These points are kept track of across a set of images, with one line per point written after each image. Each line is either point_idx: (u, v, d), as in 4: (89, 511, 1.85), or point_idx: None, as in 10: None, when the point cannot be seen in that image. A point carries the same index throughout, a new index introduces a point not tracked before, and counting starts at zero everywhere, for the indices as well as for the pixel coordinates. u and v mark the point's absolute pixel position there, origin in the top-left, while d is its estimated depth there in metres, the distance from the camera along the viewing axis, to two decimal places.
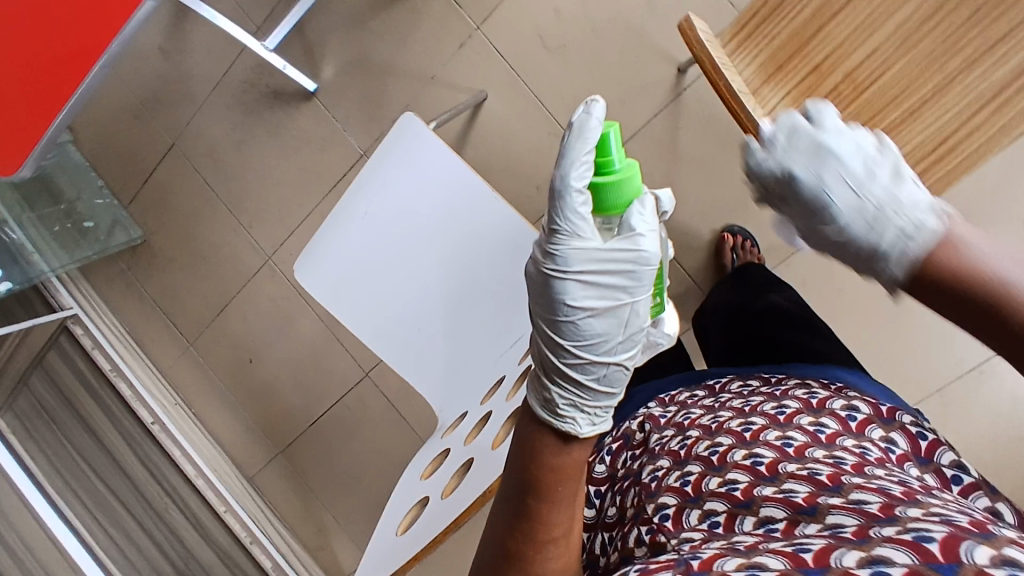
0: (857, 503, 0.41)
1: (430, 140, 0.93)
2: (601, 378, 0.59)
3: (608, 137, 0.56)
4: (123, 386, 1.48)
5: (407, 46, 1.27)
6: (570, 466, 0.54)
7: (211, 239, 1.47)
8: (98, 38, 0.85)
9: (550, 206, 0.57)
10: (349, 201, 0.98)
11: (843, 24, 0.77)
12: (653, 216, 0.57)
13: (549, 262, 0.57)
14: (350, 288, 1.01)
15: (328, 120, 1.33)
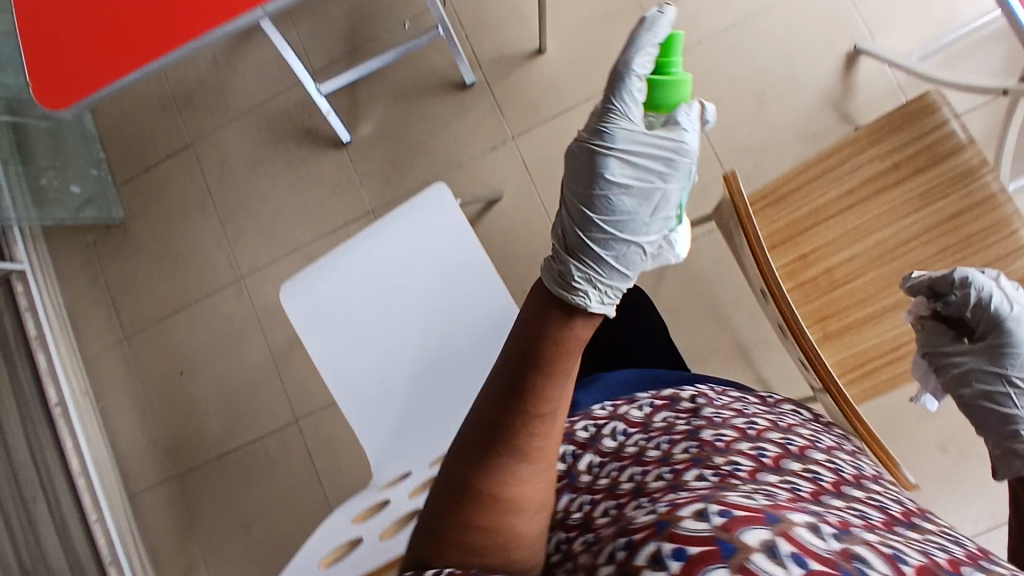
0: (951, 534, 0.45)
1: (450, 210, 1.00)
2: (618, 258, 0.60)
3: (676, 40, 0.59)
4: (42, 356, 1.40)
5: (444, 131, 1.38)
6: (571, 341, 0.54)
7: (191, 240, 1.47)
8: (198, 26, 0.88)
9: (608, 84, 0.58)
10: (358, 239, 1.03)
11: (832, 228, 0.89)
12: (696, 122, 0.61)
13: (596, 138, 0.58)
14: (326, 320, 1.03)
15: (349, 170, 1.40)
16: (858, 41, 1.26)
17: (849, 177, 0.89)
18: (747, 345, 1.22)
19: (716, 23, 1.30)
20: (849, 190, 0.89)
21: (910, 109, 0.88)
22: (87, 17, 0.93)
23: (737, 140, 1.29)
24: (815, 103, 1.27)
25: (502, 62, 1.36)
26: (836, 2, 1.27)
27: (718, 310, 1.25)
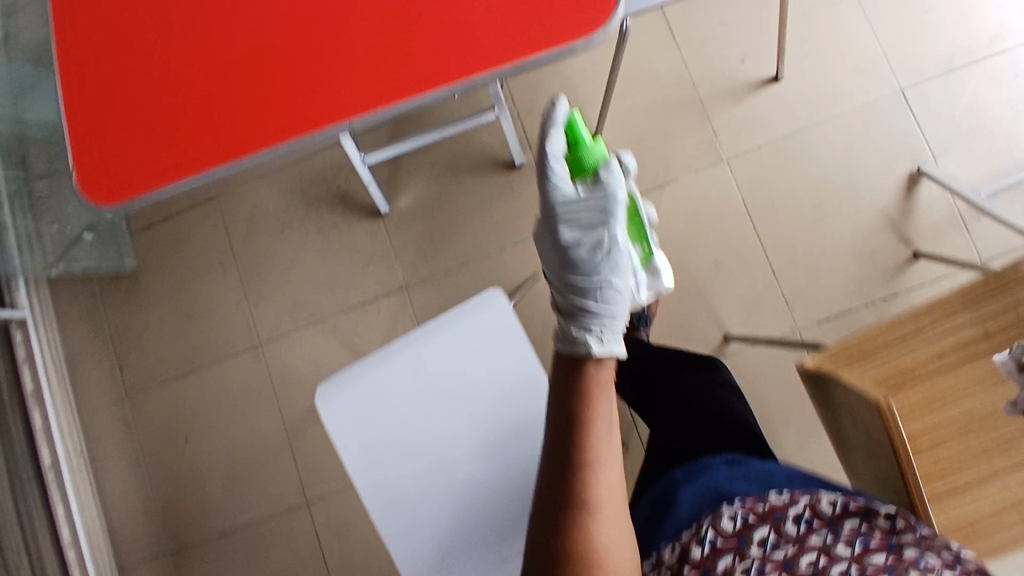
0: None
1: (507, 316, 0.93)
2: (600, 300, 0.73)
3: (573, 120, 0.76)
4: (37, 414, 1.31)
5: (488, 211, 1.32)
6: (588, 383, 0.65)
7: (207, 299, 1.38)
8: (281, 126, 0.76)
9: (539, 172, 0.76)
10: (404, 340, 0.95)
11: (918, 393, 0.87)
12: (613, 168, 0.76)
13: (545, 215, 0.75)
14: (363, 427, 0.93)
15: (384, 242, 1.34)
16: (923, 161, 1.23)
17: (935, 342, 0.87)
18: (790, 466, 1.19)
19: (778, 127, 1.26)
20: (941, 354, 0.87)
21: (1002, 278, 0.86)
22: (140, 91, 0.78)
23: (794, 250, 1.24)
24: (874, 220, 1.23)
25: None
26: (903, 118, 1.24)
27: (761, 426, 1.21)
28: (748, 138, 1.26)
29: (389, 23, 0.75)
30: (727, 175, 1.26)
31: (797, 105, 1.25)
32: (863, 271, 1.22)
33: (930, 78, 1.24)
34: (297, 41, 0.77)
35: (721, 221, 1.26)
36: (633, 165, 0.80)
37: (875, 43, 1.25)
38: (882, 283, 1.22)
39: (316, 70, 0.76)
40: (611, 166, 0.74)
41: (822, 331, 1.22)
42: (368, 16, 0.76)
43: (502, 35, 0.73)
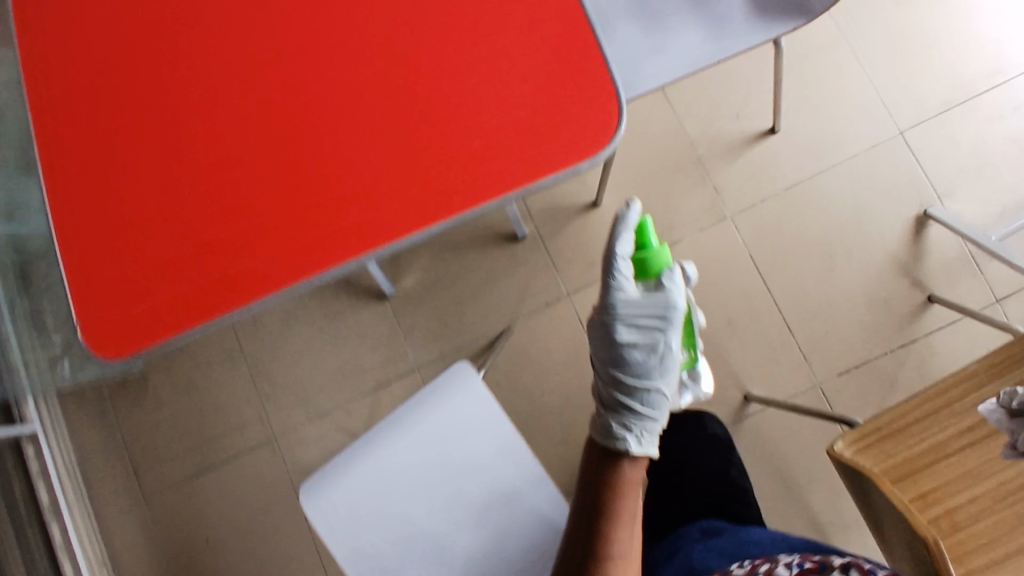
0: None
1: (478, 391, 0.87)
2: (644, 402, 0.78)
3: (646, 225, 0.78)
4: (57, 527, 1.21)
5: (494, 285, 1.31)
6: (615, 479, 0.73)
7: (218, 395, 1.36)
8: (298, 263, 0.72)
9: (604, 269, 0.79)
10: (376, 432, 0.87)
11: (951, 466, 0.86)
12: (678, 281, 0.78)
13: (605, 313, 0.78)
14: (351, 539, 0.84)
15: (392, 324, 1.33)
16: (929, 203, 1.21)
17: (955, 420, 0.86)
18: (823, 524, 1.17)
19: (781, 180, 1.24)
20: (971, 425, 0.86)
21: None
22: (139, 230, 0.73)
23: (807, 304, 1.22)
24: (885, 266, 1.21)
25: (555, 215, 1.30)
26: (906, 160, 1.22)
27: (791, 486, 1.19)
28: (751, 194, 1.25)
29: (390, 149, 0.73)
30: (733, 231, 1.25)
31: (797, 157, 1.24)
32: (879, 319, 1.21)
33: (930, 119, 1.23)
34: (297, 173, 0.73)
35: (732, 278, 1.24)
36: (697, 274, 0.82)
37: (871, 88, 1.24)
38: (898, 330, 1.20)
39: (321, 203, 0.72)
40: (675, 277, 0.76)
41: (842, 384, 1.20)
42: (369, 142, 0.73)
43: (508, 157, 0.71)
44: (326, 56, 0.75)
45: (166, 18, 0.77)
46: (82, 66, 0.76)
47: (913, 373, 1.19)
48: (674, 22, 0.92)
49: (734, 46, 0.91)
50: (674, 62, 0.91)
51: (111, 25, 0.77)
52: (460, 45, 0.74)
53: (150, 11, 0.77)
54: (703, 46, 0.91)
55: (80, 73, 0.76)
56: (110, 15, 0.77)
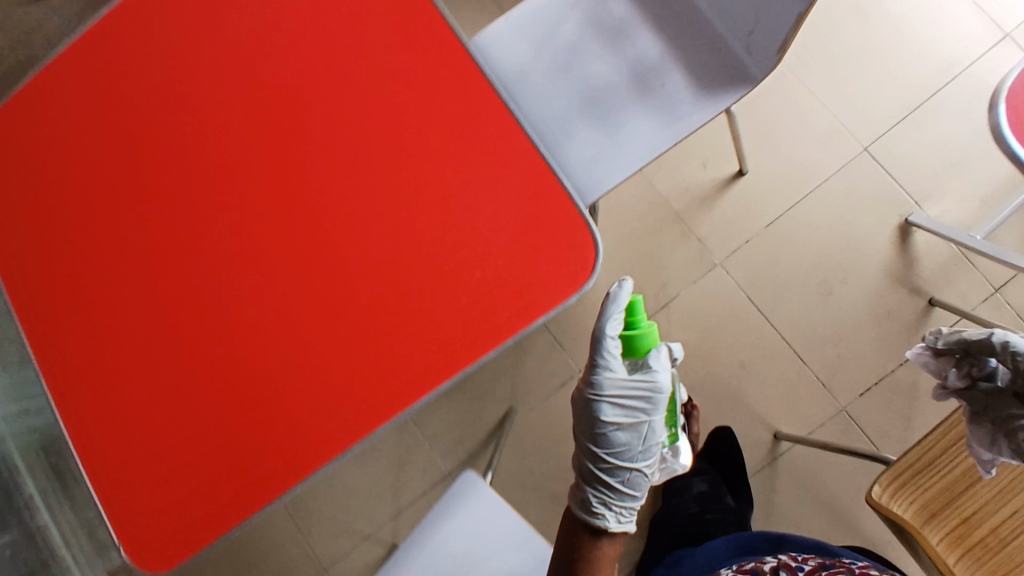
0: None
1: (489, 497, 0.94)
2: (625, 480, 0.80)
3: (638, 305, 0.77)
4: None
5: (506, 376, 1.33)
6: (598, 554, 0.77)
7: (261, 539, 1.34)
8: (314, 452, 0.77)
9: (592, 348, 0.79)
10: (400, 560, 0.93)
11: (989, 488, 0.87)
12: (665, 362, 0.79)
13: (590, 390, 0.79)
14: None
15: (415, 434, 1.34)
16: (908, 211, 1.23)
17: (968, 453, 0.88)
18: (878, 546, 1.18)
19: (759, 219, 1.27)
20: None
21: None
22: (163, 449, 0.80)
23: (814, 332, 1.23)
24: (880, 281, 1.22)
25: None
26: (877, 174, 1.25)
27: (839, 514, 1.19)
28: (735, 237, 1.27)
29: (384, 322, 0.78)
30: (726, 277, 1.27)
31: (769, 194, 1.27)
32: (887, 333, 1.21)
33: (890, 129, 1.26)
34: (303, 363, 0.79)
35: (735, 323, 1.25)
36: (683, 354, 0.83)
37: (827, 112, 1.27)
38: (909, 340, 1.21)
39: (330, 386, 0.78)
40: (660, 363, 0.78)
41: (867, 404, 1.21)
42: (354, 323, 0.79)
43: (494, 308, 0.77)
44: (308, 246, 0.81)
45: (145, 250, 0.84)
46: (93, 299, 0.84)
47: (934, 379, 1.19)
48: (625, 116, 0.95)
49: (690, 122, 0.93)
50: (637, 151, 0.93)
51: (110, 254, 0.85)
52: (428, 209, 0.80)
53: (142, 235, 0.84)
54: (658, 133, 0.94)
55: (83, 315, 0.84)
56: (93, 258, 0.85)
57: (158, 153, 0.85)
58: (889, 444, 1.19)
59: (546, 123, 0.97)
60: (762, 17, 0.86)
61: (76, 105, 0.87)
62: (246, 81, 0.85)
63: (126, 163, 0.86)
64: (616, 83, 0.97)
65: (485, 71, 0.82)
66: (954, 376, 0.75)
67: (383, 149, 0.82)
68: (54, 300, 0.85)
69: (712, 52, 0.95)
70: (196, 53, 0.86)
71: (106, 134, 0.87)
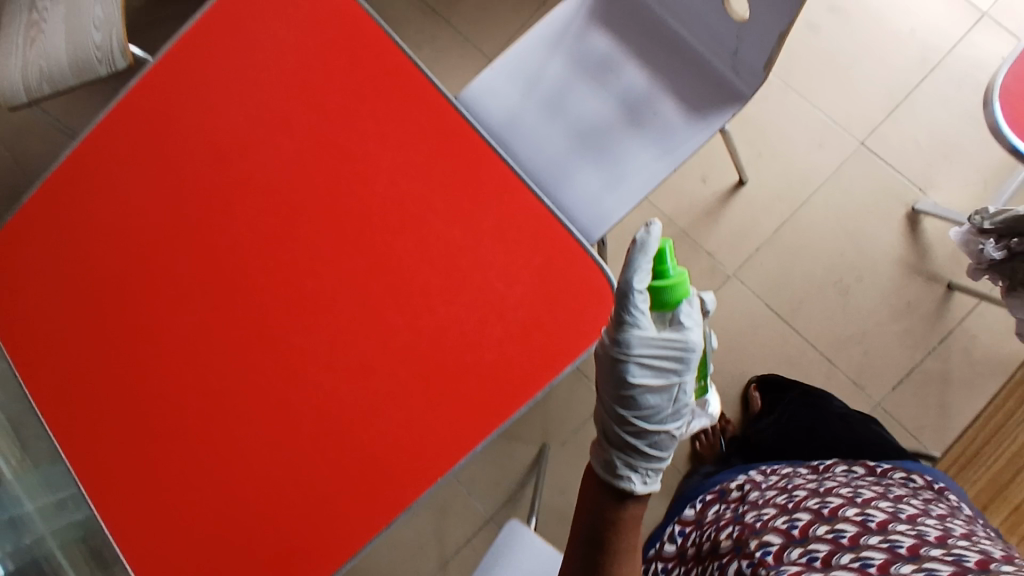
0: (865, 516, 0.59)
1: (537, 546, 0.93)
2: (653, 444, 0.71)
3: (667, 252, 0.69)
4: None
5: (536, 413, 1.33)
6: (628, 518, 0.65)
7: None
8: (357, 528, 0.78)
9: (618, 303, 0.68)
10: None
11: None
12: (697, 316, 0.71)
13: (617, 348, 0.69)
14: None
15: (452, 482, 1.33)
16: (914, 200, 1.23)
17: None
18: None
19: (766, 226, 1.27)
20: None
21: None
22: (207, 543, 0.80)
23: (837, 332, 1.23)
24: (895, 274, 1.22)
25: None
26: (877, 167, 1.25)
27: None
28: (744, 247, 1.28)
29: (412, 386, 0.78)
30: (741, 288, 1.27)
31: (772, 200, 1.28)
32: (910, 324, 1.21)
33: (882, 122, 1.26)
34: (337, 437, 0.79)
35: (756, 332, 1.25)
36: (713, 301, 0.75)
37: (818, 113, 1.28)
38: (936, 330, 1.20)
39: (367, 456, 0.78)
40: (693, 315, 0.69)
41: (901, 397, 1.19)
42: (382, 393, 0.79)
43: (520, 360, 0.77)
44: (326, 320, 0.81)
45: (167, 346, 0.85)
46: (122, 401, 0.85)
47: (965, 365, 1.18)
48: (623, 150, 0.98)
49: (685, 150, 0.95)
50: (638, 185, 0.96)
51: (132, 351, 0.86)
52: (442, 268, 0.80)
53: (160, 329, 0.85)
54: (658, 163, 0.96)
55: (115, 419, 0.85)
56: (117, 362, 0.86)
57: (166, 246, 0.86)
58: (929, 435, 1.18)
59: (547, 166, 1.00)
60: (743, 37, 0.87)
61: (84, 210, 0.90)
62: (246, 166, 0.86)
63: (136, 260, 0.87)
64: (610, 119, 0.98)
65: (481, 131, 0.83)
66: (994, 249, 0.86)
67: (388, 214, 0.82)
68: (84, 405, 0.86)
69: (698, 75, 0.97)
70: (193, 144, 0.87)
71: (116, 234, 0.89)
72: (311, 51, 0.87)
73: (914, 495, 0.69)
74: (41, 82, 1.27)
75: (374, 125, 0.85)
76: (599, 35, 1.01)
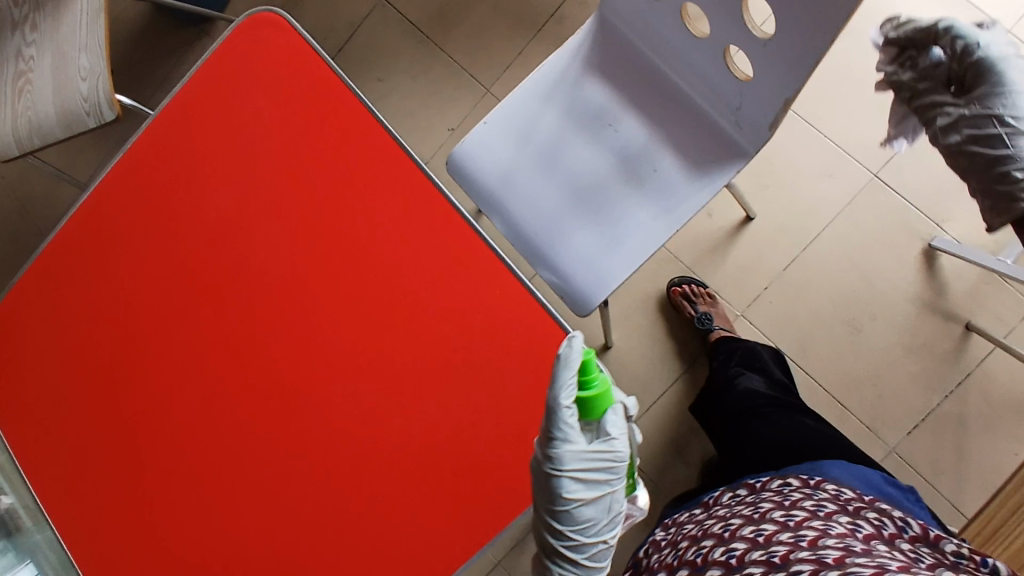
0: (729, 554, 0.63)
1: None
2: (591, 554, 0.76)
3: (591, 363, 0.70)
4: None
5: None
6: None
7: None
8: None
9: (547, 417, 0.71)
10: None
11: None
12: (622, 422, 0.74)
13: (550, 466, 0.71)
14: None
15: None
16: (930, 235, 1.18)
17: None
18: None
19: (775, 263, 1.23)
20: None
21: None
22: None
23: (849, 374, 1.19)
24: (910, 312, 1.18)
25: None
26: (892, 201, 1.19)
27: None
28: (752, 286, 1.25)
29: (413, 477, 0.78)
30: (751, 327, 1.24)
31: (780, 236, 1.23)
32: (926, 364, 1.16)
33: (895, 154, 1.20)
34: (333, 531, 0.78)
35: None
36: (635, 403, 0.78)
37: (828, 143, 1.23)
38: (952, 369, 1.15)
39: (364, 551, 0.78)
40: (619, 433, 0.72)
41: (915, 442, 1.16)
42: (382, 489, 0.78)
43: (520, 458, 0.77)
44: (323, 410, 0.80)
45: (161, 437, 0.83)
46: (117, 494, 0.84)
47: (982, 408, 1.14)
48: (620, 210, 0.94)
49: (686, 211, 0.92)
50: (637, 248, 0.92)
51: (121, 445, 0.84)
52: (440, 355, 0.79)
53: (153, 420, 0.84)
54: (658, 222, 0.92)
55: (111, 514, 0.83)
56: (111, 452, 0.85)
57: (156, 333, 0.85)
58: (945, 480, 1.14)
59: (540, 224, 0.96)
60: (747, 94, 0.83)
61: (67, 294, 0.88)
62: (233, 248, 0.84)
63: (124, 346, 0.86)
64: (605, 175, 0.95)
65: (463, 212, 0.80)
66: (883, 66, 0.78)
67: (379, 299, 0.80)
68: (70, 496, 0.85)
69: (699, 128, 0.92)
70: (179, 226, 0.86)
71: (101, 322, 0.87)
72: (297, 125, 0.84)
73: (782, 494, 0.71)
74: (32, 135, 1.24)
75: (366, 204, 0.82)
76: (595, 86, 0.97)
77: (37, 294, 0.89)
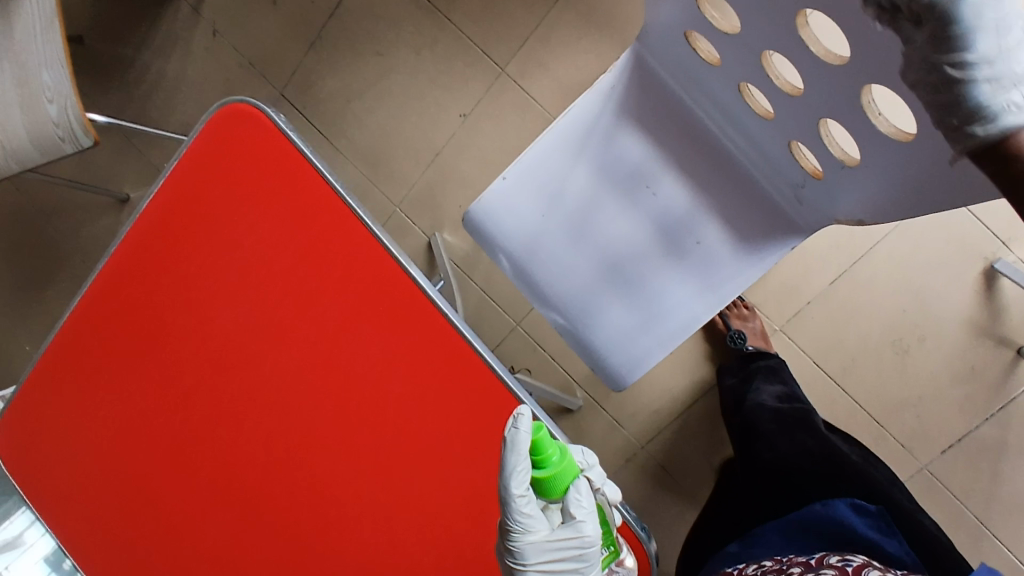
0: None
1: None
2: None
3: (539, 440, 0.65)
4: None
5: None
6: None
7: None
8: None
9: (502, 507, 0.68)
10: None
11: None
12: (588, 500, 0.67)
13: (512, 556, 0.68)
14: None
15: None
16: (993, 255, 1.09)
17: None
18: None
19: (820, 278, 1.16)
20: None
21: None
22: None
23: (888, 395, 1.15)
24: (962, 336, 1.11)
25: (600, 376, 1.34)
26: (955, 218, 1.09)
27: None
28: (793, 301, 1.18)
29: None
30: (790, 343, 1.19)
31: (827, 251, 1.15)
32: (971, 389, 1.12)
33: None
34: None
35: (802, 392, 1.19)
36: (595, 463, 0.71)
37: None
38: (998, 395, 1.11)
39: None
40: (580, 511, 0.66)
41: (949, 463, 1.14)
42: None
43: None
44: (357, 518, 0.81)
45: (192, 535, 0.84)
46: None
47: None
48: (657, 285, 0.85)
49: (733, 287, 0.83)
50: (679, 328, 0.85)
51: (155, 545, 0.84)
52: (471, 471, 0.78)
53: (184, 522, 0.84)
54: (702, 301, 0.84)
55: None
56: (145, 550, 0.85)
57: (175, 437, 0.84)
58: (976, 499, 1.13)
59: (571, 300, 0.88)
60: (814, 184, 0.72)
61: (75, 407, 0.86)
62: (248, 354, 0.81)
63: (141, 460, 0.85)
64: (643, 248, 0.86)
65: (474, 343, 0.76)
66: None
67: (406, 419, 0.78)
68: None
69: (745, 195, 0.82)
70: (187, 346, 0.82)
71: (112, 423, 0.85)
72: (300, 241, 0.78)
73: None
74: (6, 159, 1.11)
75: (383, 323, 0.78)
76: (631, 139, 0.84)
77: (43, 408, 0.87)
